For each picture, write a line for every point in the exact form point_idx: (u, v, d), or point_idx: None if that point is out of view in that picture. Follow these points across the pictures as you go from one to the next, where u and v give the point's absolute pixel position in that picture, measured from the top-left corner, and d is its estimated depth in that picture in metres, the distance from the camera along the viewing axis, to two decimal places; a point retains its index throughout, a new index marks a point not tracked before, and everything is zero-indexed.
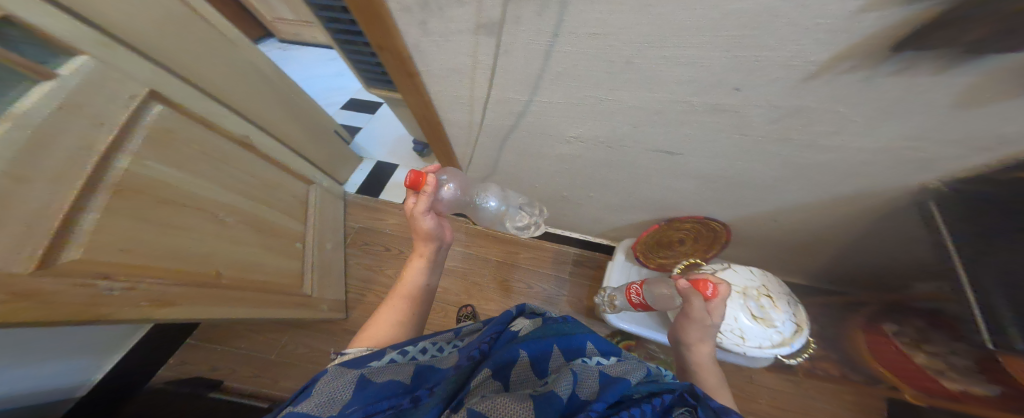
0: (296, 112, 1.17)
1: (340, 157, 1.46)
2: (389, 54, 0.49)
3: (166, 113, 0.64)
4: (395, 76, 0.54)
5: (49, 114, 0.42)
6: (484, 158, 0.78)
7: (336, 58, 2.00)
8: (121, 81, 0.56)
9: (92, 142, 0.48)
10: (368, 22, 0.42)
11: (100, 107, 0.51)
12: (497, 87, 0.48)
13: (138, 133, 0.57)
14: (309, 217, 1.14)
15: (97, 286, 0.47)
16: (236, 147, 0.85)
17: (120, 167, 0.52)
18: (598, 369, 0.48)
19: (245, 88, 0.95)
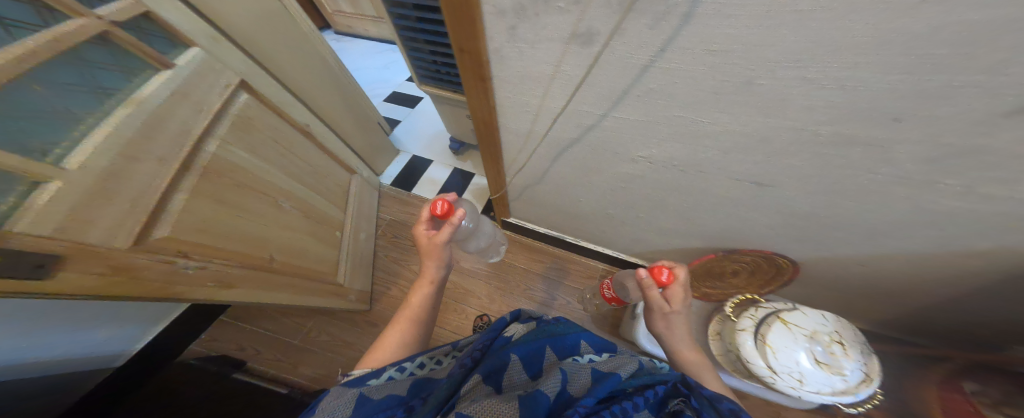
0: (355, 107, 1.23)
1: (379, 148, 1.44)
2: (466, 57, 0.50)
3: (248, 102, 0.74)
4: (466, 80, 0.56)
5: (166, 99, 0.54)
6: (531, 166, 0.76)
7: (386, 52, 2.06)
8: (218, 72, 0.66)
9: (190, 126, 0.57)
10: (457, 25, 0.44)
11: (200, 95, 0.61)
12: (573, 97, 0.46)
13: (224, 118, 0.66)
14: (349, 207, 1.14)
15: (174, 262, 0.52)
16: (298, 134, 0.91)
17: (207, 152, 0.60)
18: (587, 368, 0.51)
19: (314, 80, 1.01)
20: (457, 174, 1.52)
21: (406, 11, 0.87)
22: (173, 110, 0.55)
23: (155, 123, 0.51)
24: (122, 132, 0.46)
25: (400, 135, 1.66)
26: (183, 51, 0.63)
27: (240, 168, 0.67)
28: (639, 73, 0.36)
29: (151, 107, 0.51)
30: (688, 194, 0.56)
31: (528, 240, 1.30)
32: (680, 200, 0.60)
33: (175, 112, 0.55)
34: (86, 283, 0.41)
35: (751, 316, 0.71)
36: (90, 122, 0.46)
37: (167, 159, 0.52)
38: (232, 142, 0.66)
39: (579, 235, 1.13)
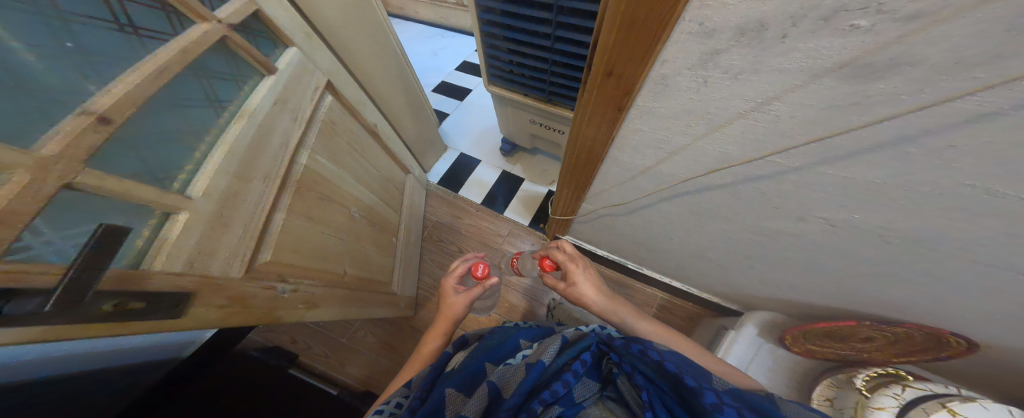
0: (419, 104, 1.07)
1: (431, 142, 1.21)
2: (602, 75, 0.39)
3: (333, 105, 0.67)
4: (590, 102, 0.45)
5: (270, 109, 0.51)
6: (630, 200, 0.65)
7: (435, 37, 1.79)
8: (310, 73, 0.61)
9: (287, 138, 0.54)
10: (618, 45, 0.33)
11: (295, 102, 0.56)
12: (767, 136, 0.35)
13: (314, 125, 0.61)
14: (405, 210, 0.99)
15: (275, 289, 0.54)
16: (370, 137, 0.80)
17: (301, 164, 0.56)
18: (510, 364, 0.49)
19: (387, 74, 0.89)
20: (504, 179, 1.27)
21: (495, 5, 0.70)
22: (275, 118, 0.51)
23: (261, 137, 0.48)
24: (234, 152, 0.44)
25: (448, 130, 1.42)
26: (281, 50, 0.58)
27: (315, 179, 0.60)
28: (940, 126, 0.24)
29: (258, 121, 0.48)
30: (870, 257, 0.43)
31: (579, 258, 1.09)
32: (867, 259, 0.45)
33: (276, 123, 0.51)
34: (209, 315, 0.44)
35: (896, 396, 0.53)
36: (209, 140, 0.44)
37: (269, 177, 0.50)
38: (318, 150, 0.61)
39: (648, 264, 0.95)
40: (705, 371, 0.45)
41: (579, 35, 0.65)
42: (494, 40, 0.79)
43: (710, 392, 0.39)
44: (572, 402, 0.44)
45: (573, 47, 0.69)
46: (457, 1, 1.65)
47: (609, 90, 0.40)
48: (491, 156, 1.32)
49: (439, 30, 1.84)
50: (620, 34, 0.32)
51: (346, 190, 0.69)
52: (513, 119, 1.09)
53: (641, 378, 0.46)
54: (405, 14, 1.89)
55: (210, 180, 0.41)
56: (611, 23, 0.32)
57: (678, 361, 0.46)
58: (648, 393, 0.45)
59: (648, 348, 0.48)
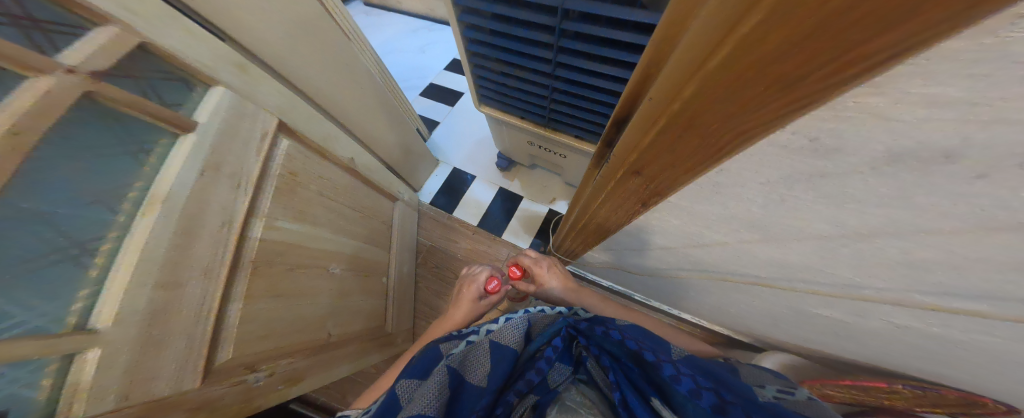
0: (401, 122, 0.92)
1: (419, 157, 1.09)
2: (625, 166, 0.28)
3: (292, 150, 0.55)
4: (611, 189, 0.34)
5: (197, 178, 0.39)
6: (648, 260, 0.55)
7: (420, 29, 1.60)
8: (253, 116, 0.48)
9: (229, 212, 0.43)
10: (670, 149, 0.22)
11: (232, 162, 0.44)
12: (853, 258, 0.26)
13: (267, 183, 0.50)
14: (395, 242, 0.90)
15: (247, 380, 0.47)
16: (349, 177, 0.69)
17: (254, 237, 0.47)
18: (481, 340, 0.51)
19: (360, 93, 0.74)
20: (500, 197, 1.20)
21: (482, 21, 0.56)
22: (207, 190, 0.40)
23: (189, 221, 0.38)
24: (150, 253, 0.34)
25: (440, 140, 1.31)
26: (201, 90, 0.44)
27: (278, 248, 0.51)
28: None
29: (181, 201, 0.37)
30: (959, 368, 0.34)
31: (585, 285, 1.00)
32: (955, 368, 0.35)
33: (208, 196, 0.40)
34: None
35: None
36: (111, 243, 0.34)
37: (210, 267, 0.40)
38: (278, 211, 0.51)
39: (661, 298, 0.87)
40: (665, 343, 0.45)
41: (587, 63, 0.53)
42: (483, 61, 0.66)
43: (667, 362, 0.39)
44: (547, 388, 0.45)
45: (583, 76, 0.57)
46: None
47: (633, 185, 0.30)
48: (486, 171, 1.24)
49: (422, 19, 1.64)
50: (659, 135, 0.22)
51: (319, 247, 0.60)
52: (508, 137, 0.98)
53: (607, 359, 0.47)
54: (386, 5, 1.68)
55: (123, 302, 0.32)
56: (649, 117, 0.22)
57: (642, 338, 0.45)
58: (615, 373, 0.44)
59: (608, 327, 0.49)
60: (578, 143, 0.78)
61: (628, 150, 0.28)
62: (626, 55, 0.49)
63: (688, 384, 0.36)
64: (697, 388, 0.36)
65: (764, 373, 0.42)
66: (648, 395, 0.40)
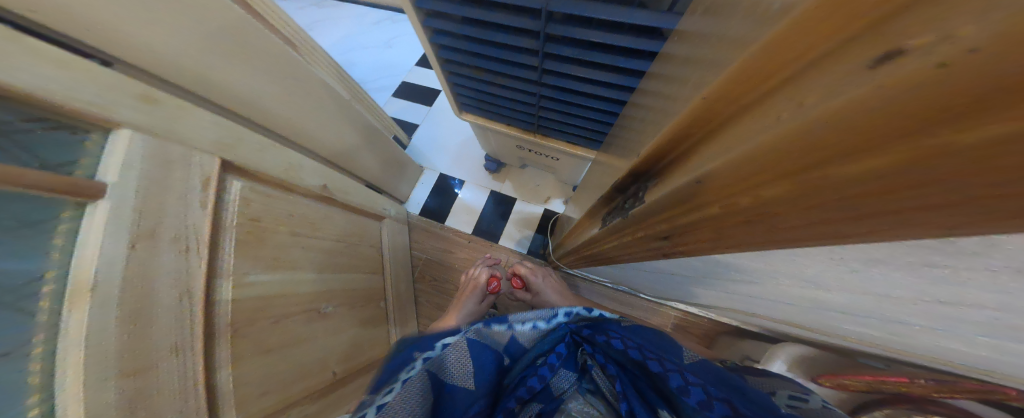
0: (375, 135, 0.83)
1: (400, 167, 1.01)
2: (643, 229, 0.25)
3: (247, 188, 0.44)
4: (624, 238, 0.29)
5: (129, 254, 0.31)
6: (660, 275, 0.51)
7: (380, 20, 1.45)
8: (186, 160, 0.36)
9: (186, 279, 0.36)
10: (716, 227, 0.18)
11: (175, 221, 0.35)
12: (926, 319, 0.21)
13: (225, 233, 0.41)
14: (387, 263, 0.85)
15: None
16: (324, 207, 0.62)
17: (224, 299, 0.39)
18: (461, 340, 0.42)
19: (321, 110, 0.65)
20: (492, 201, 1.14)
21: (451, 25, 0.49)
22: (152, 259, 0.32)
23: (138, 302, 0.31)
24: (98, 356, 0.28)
25: (420, 144, 1.22)
26: (102, 138, 0.32)
27: (258, 304, 0.44)
28: None
29: (120, 284, 0.30)
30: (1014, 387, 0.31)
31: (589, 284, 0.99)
32: None
33: (155, 268, 0.33)
34: None
35: None
36: (43, 349, 0.28)
37: (180, 343, 0.34)
38: (248, 265, 0.43)
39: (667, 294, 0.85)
40: (678, 347, 0.39)
41: (577, 70, 0.48)
42: (458, 67, 0.60)
43: (674, 371, 0.34)
44: (549, 398, 0.42)
45: (573, 81, 0.51)
46: None
47: (652, 245, 0.26)
48: (474, 174, 1.18)
49: (381, 9, 1.49)
50: (690, 210, 0.18)
51: (304, 292, 0.53)
52: (494, 141, 0.92)
53: (613, 368, 0.43)
54: None
55: (85, 412, 0.26)
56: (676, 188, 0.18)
57: (650, 344, 0.40)
58: (623, 384, 0.40)
59: (613, 336, 0.43)
60: (570, 147, 0.73)
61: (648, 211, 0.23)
62: (624, 60, 0.44)
63: (698, 396, 0.31)
64: (708, 400, 0.30)
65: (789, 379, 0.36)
66: (657, 409, 0.36)
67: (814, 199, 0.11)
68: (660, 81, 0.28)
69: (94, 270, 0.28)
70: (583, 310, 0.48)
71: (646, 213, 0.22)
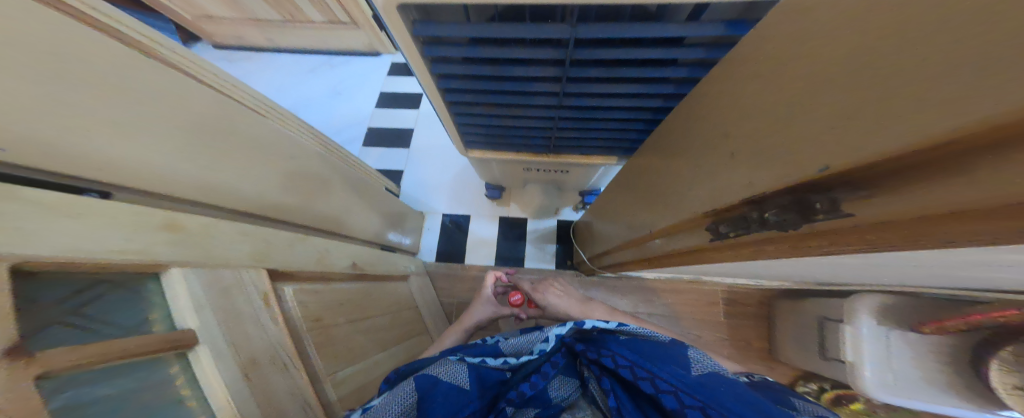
0: (375, 196, 0.77)
1: (402, 218, 0.95)
2: (772, 243, 0.25)
3: (301, 293, 0.37)
4: (734, 246, 0.29)
5: (250, 386, 0.24)
6: (737, 271, 0.45)
7: (332, 67, 1.39)
8: (242, 281, 0.29)
9: (299, 395, 0.29)
10: (856, 236, 0.18)
11: (267, 338, 0.28)
12: None
13: (302, 335, 0.34)
14: (429, 322, 0.79)
15: None
16: (361, 283, 0.56)
17: (334, 403, 0.33)
18: (458, 362, 0.37)
19: (336, 187, 0.59)
20: (506, 227, 1.11)
21: (464, 69, 0.45)
22: (267, 383, 0.26)
23: None
24: None
25: (416, 189, 1.16)
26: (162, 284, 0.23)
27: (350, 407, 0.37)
28: None
29: (259, 411, 0.24)
30: None
31: (629, 283, 0.91)
32: None
33: (273, 389, 0.26)
34: None
35: None
36: None
37: None
38: (333, 364, 0.36)
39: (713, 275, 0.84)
40: (681, 356, 0.33)
41: (600, 87, 0.46)
42: (467, 108, 0.56)
43: (667, 391, 0.30)
44: (547, 403, 0.35)
45: (597, 99, 0.49)
46: (338, 18, 1.24)
47: (785, 257, 0.25)
48: (477, 204, 1.14)
49: (325, 57, 1.42)
50: (866, 231, 0.17)
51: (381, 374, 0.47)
52: (498, 170, 0.89)
53: (608, 381, 0.35)
54: (275, 48, 1.42)
55: None
56: (846, 213, 0.17)
57: (647, 359, 0.33)
58: (618, 397, 0.34)
59: (601, 353, 0.37)
60: (585, 158, 0.72)
61: (771, 227, 0.23)
62: (651, 70, 0.42)
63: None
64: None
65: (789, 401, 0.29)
66: None
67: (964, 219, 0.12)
68: (753, 93, 0.26)
69: (235, 408, 0.22)
70: (576, 325, 0.40)
71: (794, 230, 0.21)
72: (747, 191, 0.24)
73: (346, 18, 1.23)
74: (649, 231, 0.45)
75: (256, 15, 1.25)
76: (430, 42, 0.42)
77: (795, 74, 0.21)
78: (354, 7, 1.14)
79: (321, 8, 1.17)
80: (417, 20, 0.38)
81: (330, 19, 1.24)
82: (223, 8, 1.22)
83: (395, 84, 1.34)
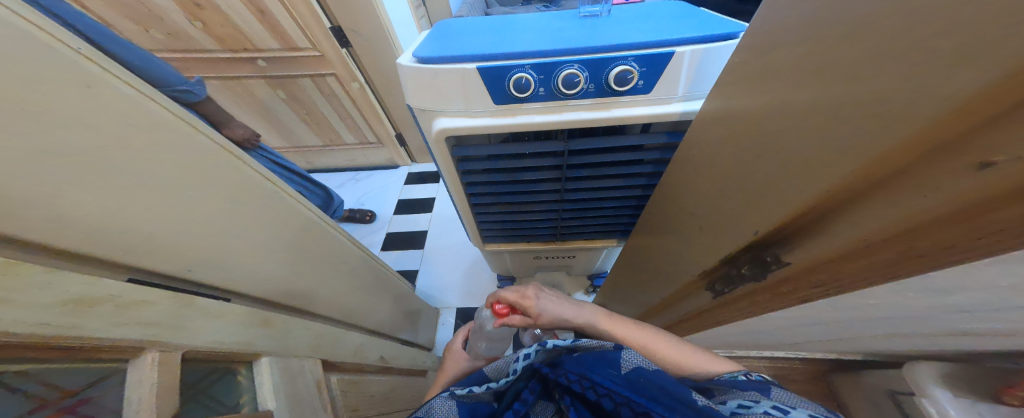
0: (403, 295, 0.81)
1: (421, 313, 0.96)
2: (754, 302, 0.30)
3: (337, 386, 0.40)
4: (734, 305, 0.33)
5: None
6: (755, 341, 0.45)
7: (359, 179, 1.67)
8: (302, 376, 0.34)
9: None
10: (797, 286, 0.24)
11: None
12: None
13: None
14: None
15: None
16: (388, 378, 0.57)
17: None
18: (446, 398, 0.33)
19: (374, 291, 0.65)
20: None
21: (484, 177, 0.58)
22: None
23: None
24: None
25: (432, 283, 1.21)
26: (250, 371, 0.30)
27: None
28: None
29: None
30: None
31: None
32: None
33: None
34: None
35: None
36: None
37: None
38: None
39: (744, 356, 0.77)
40: (612, 358, 0.30)
41: (592, 182, 0.57)
42: (485, 207, 0.68)
43: (603, 394, 0.28)
44: None
45: (589, 193, 0.60)
46: (368, 141, 1.57)
47: (754, 315, 0.30)
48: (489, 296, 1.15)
49: (354, 173, 1.71)
50: (809, 277, 0.23)
51: None
52: (509, 261, 0.95)
53: (568, 399, 0.31)
54: (312, 168, 1.74)
55: None
56: (788, 261, 0.24)
57: (590, 367, 0.30)
58: (579, 411, 0.30)
59: (557, 372, 0.32)
60: (589, 243, 0.78)
61: (754, 285, 0.29)
62: (626, 168, 0.54)
63: None
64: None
65: (755, 392, 0.24)
66: None
67: (854, 255, 0.18)
68: (702, 185, 0.35)
69: None
70: (539, 346, 0.34)
71: (764, 280, 0.27)
72: (727, 254, 0.31)
73: (374, 138, 1.57)
74: (662, 300, 0.49)
75: (304, 142, 1.60)
76: (462, 160, 0.57)
77: (721, 168, 0.30)
78: (382, 128, 1.49)
79: (356, 131, 1.52)
80: (454, 146, 0.53)
81: (361, 140, 1.57)
82: (282, 140, 1.58)
83: (412, 190, 1.58)
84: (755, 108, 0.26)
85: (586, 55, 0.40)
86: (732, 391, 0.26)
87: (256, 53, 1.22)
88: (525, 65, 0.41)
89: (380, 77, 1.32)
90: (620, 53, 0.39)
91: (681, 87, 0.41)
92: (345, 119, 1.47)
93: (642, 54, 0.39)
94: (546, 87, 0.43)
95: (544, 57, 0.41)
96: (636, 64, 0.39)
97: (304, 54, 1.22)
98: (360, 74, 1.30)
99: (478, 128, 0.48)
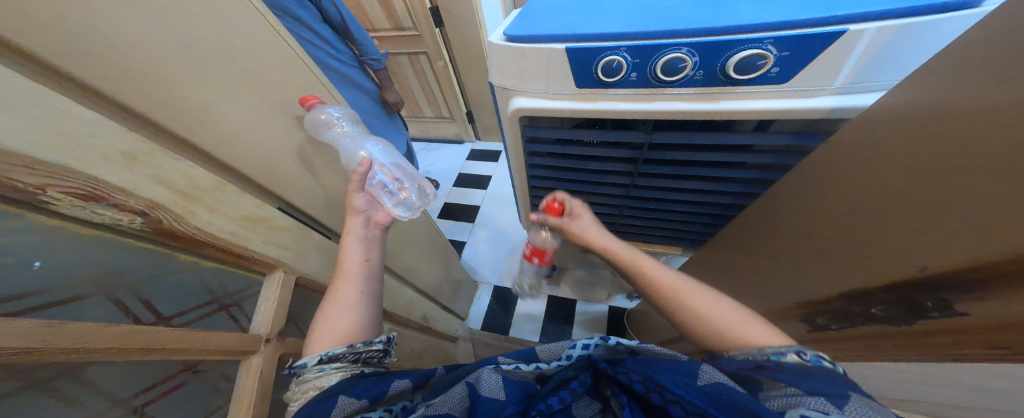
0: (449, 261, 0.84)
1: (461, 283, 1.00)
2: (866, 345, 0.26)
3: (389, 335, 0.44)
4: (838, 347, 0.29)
5: None
6: None
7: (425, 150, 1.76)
8: None
9: None
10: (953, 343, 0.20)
11: None
12: None
13: None
14: None
15: None
16: (427, 337, 0.61)
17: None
18: (492, 371, 0.31)
19: (425, 254, 0.69)
20: (554, 305, 1.09)
21: (550, 161, 0.56)
22: None
23: None
24: None
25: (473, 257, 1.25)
26: None
27: None
28: None
29: None
30: None
31: None
32: None
33: None
34: None
35: None
36: None
37: None
38: None
39: None
40: (687, 368, 0.25)
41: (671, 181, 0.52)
42: (544, 192, 0.66)
43: (673, 401, 0.24)
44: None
45: (665, 193, 0.55)
46: (438, 115, 1.63)
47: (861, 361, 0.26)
48: (526, 281, 1.16)
49: (424, 143, 1.79)
50: (989, 335, 0.17)
51: None
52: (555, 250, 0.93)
53: (624, 398, 0.29)
54: None
55: None
56: (964, 311, 0.19)
57: (658, 369, 0.27)
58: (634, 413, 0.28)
59: (617, 370, 0.30)
60: (648, 246, 0.73)
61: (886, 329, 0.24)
62: (719, 170, 0.48)
63: None
64: None
65: (822, 398, 0.18)
66: None
67: None
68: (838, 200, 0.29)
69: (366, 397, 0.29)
70: (601, 340, 0.32)
71: (904, 324, 0.23)
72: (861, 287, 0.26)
73: (446, 113, 1.62)
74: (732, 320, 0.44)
75: None
76: (530, 141, 0.55)
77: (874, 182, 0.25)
78: (455, 103, 1.52)
79: (432, 105, 1.59)
80: (525, 125, 0.52)
81: (437, 115, 1.64)
82: None
83: (470, 167, 1.62)
84: (953, 113, 0.20)
85: (700, 38, 0.35)
86: (791, 389, 0.20)
87: (370, 33, 1.31)
88: (619, 47, 0.37)
89: (462, 53, 1.33)
90: (749, 35, 0.33)
91: (838, 78, 0.34)
92: (426, 94, 1.54)
93: (785, 37, 0.33)
94: (639, 72, 0.39)
95: (646, 38, 0.37)
96: (774, 48, 0.33)
97: (406, 33, 1.28)
98: (446, 52, 1.34)
99: (553, 111, 0.46)
